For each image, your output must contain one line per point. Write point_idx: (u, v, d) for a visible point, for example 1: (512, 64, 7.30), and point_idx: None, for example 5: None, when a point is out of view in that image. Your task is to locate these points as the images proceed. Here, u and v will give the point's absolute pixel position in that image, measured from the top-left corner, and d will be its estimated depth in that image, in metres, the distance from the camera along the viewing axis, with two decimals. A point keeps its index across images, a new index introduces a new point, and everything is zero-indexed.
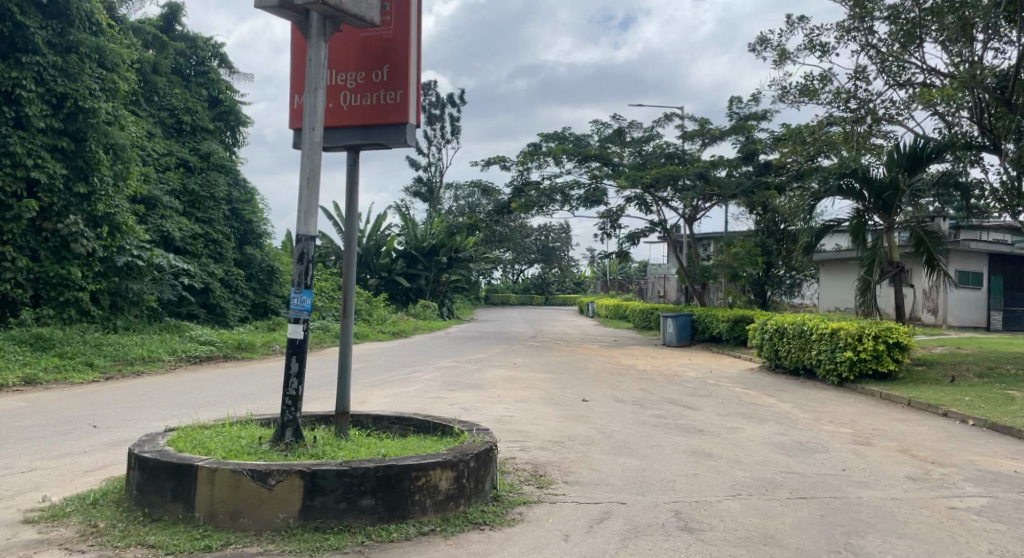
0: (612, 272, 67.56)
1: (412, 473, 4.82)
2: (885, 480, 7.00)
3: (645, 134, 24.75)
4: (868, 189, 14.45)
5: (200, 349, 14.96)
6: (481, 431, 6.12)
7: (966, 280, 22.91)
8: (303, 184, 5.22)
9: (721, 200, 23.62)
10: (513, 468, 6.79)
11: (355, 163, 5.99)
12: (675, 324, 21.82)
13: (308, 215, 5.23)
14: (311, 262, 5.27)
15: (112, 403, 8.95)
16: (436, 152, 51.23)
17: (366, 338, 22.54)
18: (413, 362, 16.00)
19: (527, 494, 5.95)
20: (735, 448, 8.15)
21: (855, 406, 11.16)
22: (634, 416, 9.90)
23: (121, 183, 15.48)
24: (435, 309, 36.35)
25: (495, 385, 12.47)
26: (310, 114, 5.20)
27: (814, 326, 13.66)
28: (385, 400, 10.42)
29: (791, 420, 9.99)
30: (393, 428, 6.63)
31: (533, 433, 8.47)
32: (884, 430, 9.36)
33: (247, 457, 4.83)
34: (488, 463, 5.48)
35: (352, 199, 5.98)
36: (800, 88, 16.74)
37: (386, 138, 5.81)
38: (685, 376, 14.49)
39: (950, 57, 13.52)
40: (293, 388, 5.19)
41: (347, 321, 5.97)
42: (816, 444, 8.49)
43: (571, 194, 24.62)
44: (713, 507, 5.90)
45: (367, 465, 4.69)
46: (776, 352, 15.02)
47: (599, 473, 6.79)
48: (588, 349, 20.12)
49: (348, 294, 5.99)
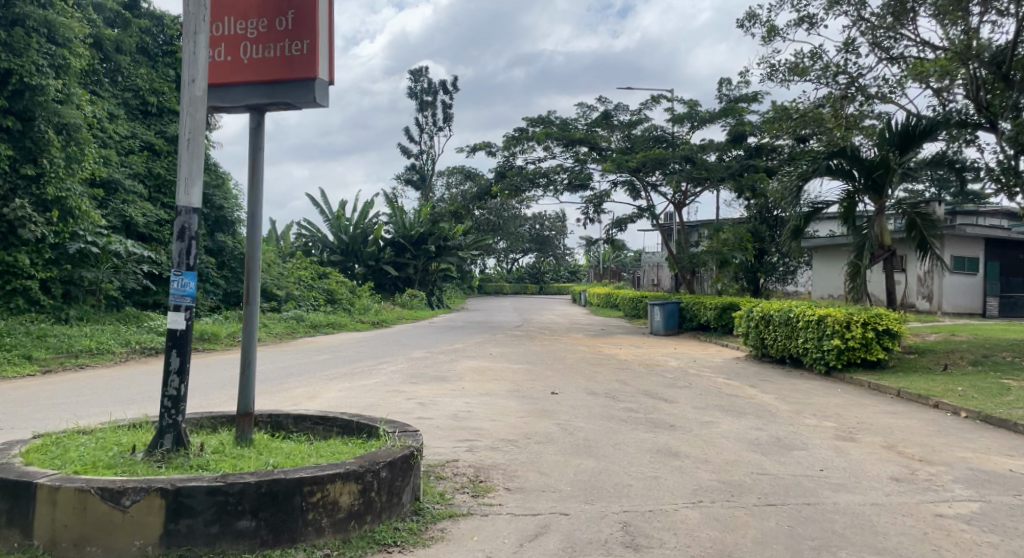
0: (606, 260, 66.96)
1: (305, 489, 4.15)
2: (868, 482, 6.29)
3: (633, 117, 23.89)
4: (857, 168, 13.53)
5: (157, 339, 14.43)
6: (407, 433, 5.41)
7: (962, 267, 22.21)
8: (184, 147, 4.53)
9: (711, 184, 22.86)
10: (451, 473, 6.08)
11: (259, 126, 5.29)
12: (663, 312, 21.06)
13: (189, 184, 4.54)
14: (194, 240, 4.60)
15: (35, 399, 8.33)
16: (428, 139, 50.24)
17: (342, 328, 21.84)
18: (384, 353, 15.31)
19: (457, 506, 5.23)
20: (706, 446, 7.44)
21: (841, 397, 10.47)
22: (602, 410, 9.19)
23: (74, 165, 15.01)
24: (423, 298, 35.63)
25: (462, 377, 11.77)
26: (190, 64, 4.53)
27: (801, 313, 12.92)
28: (337, 395, 9.75)
29: (770, 413, 9.28)
30: (316, 428, 5.93)
31: (487, 431, 7.76)
32: (869, 424, 8.67)
33: (106, 470, 4.19)
34: (407, 473, 4.80)
35: (256, 169, 5.29)
36: (789, 65, 15.96)
37: (292, 97, 5.12)
38: (666, 366, 13.77)
39: (944, 32, 12.77)
40: (174, 387, 4.54)
41: (251, 311, 5.27)
42: (795, 440, 7.78)
43: (558, 177, 23.86)
44: (668, 517, 5.20)
45: (246, 481, 4.02)
46: (762, 341, 14.33)
47: (548, 477, 6.07)
48: (571, 339, 19.42)
49: (252, 282, 5.29)
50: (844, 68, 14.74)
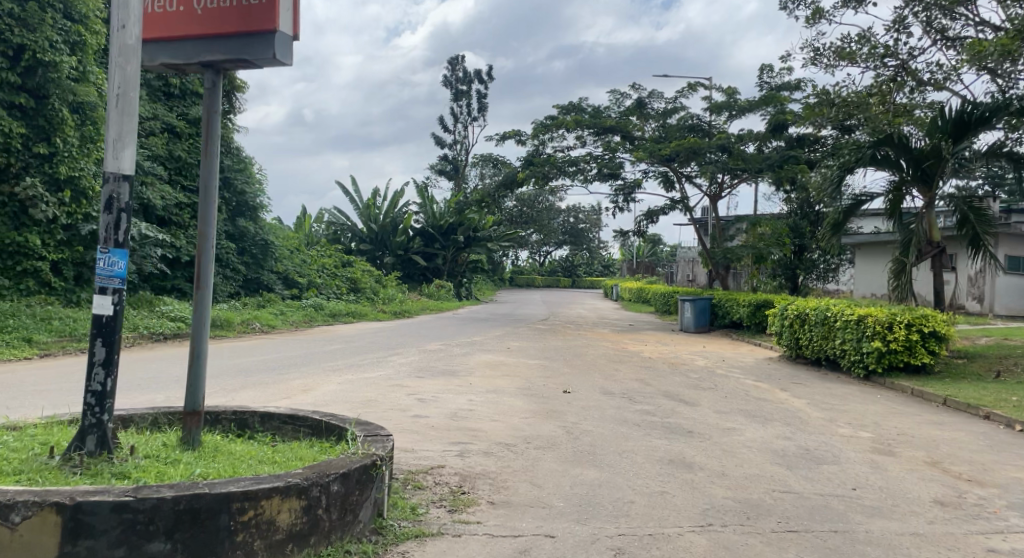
0: (640, 255, 66.05)
1: (234, 505, 3.54)
2: (907, 505, 5.50)
3: (668, 106, 22.95)
4: (905, 158, 12.52)
5: (166, 325, 14.33)
6: (376, 438, 4.79)
7: (1017, 267, 20.91)
8: (113, 103, 3.93)
9: (749, 176, 21.85)
10: (432, 482, 5.42)
11: (215, 86, 4.69)
12: (694, 308, 20.19)
13: (119, 146, 3.94)
14: (124, 211, 3.99)
15: (17, 386, 8.04)
16: (461, 128, 49.48)
17: (362, 317, 21.42)
18: (398, 344, 14.82)
19: (428, 523, 4.58)
20: (724, 457, 6.70)
21: (881, 404, 9.59)
22: (615, 412, 8.46)
23: (90, 146, 14.67)
24: (451, 289, 35.13)
25: (472, 372, 11.15)
26: (120, 6, 3.92)
27: (839, 313, 12.02)
28: (333, 389, 9.22)
29: (800, 421, 8.47)
30: (283, 429, 5.35)
31: (484, 433, 7.09)
32: (911, 436, 7.80)
33: (7, 480, 3.64)
34: (366, 485, 4.18)
35: (209, 134, 4.68)
36: (835, 49, 14.99)
37: (249, 53, 4.50)
38: (692, 365, 12.97)
39: (1006, 9, 11.71)
40: (99, 381, 3.97)
41: (202, 296, 4.70)
42: (825, 453, 6.98)
43: (587, 166, 23.10)
44: (669, 544, 4.50)
45: (161, 496, 3.41)
46: (796, 341, 13.45)
47: (540, 490, 5.39)
48: (595, 334, 18.66)
49: (203, 263, 4.70)
50: (893, 50, 13.74)
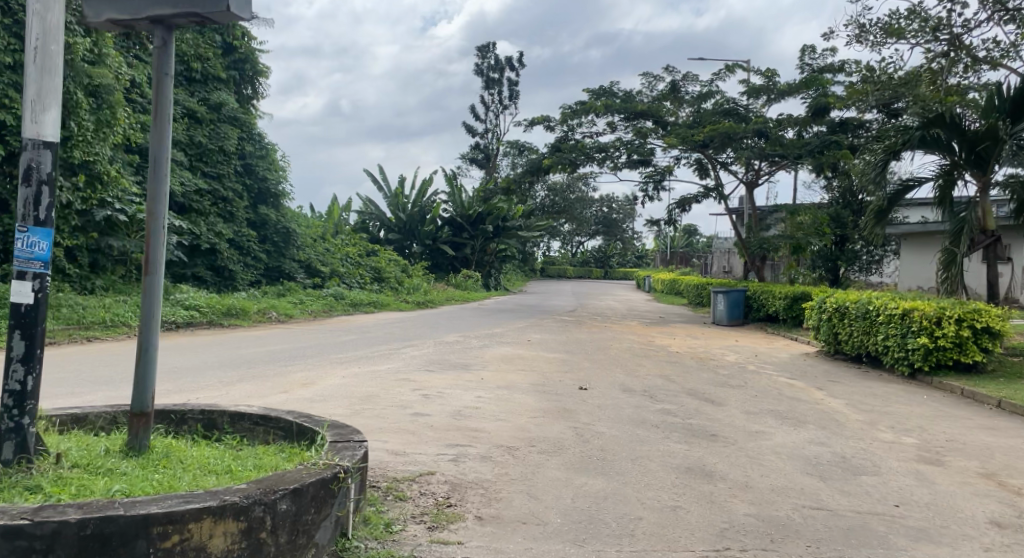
0: (674, 245, 64.95)
1: (154, 530, 3.01)
2: (959, 527, 4.80)
3: (703, 90, 22.05)
4: (958, 141, 11.55)
5: (179, 313, 14.02)
6: (349, 446, 4.24)
7: None
8: (32, 58, 3.42)
9: (787, 163, 20.90)
10: (418, 492, 4.86)
11: (165, 46, 4.16)
12: (727, 300, 19.39)
13: (37, 109, 3.42)
14: (44, 184, 3.47)
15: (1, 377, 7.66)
16: (493, 117, 48.69)
17: (384, 307, 20.99)
18: (415, 335, 14.29)
19: (404, 543, 4.01)
20: (749, 465, 6.04)
21: (927, 406, 8.81)
22: (634, 412, 7.82)
23: (105, 129, 14.20)
24: (479, 280, 34.63)
25: (486, 365, 10.58)
26: None
27: (882, 306, 11.20)
28: (334, 383, 8.71)
29: (837, 423, 7.75)
30: (254, 432, 4.84)
31: (485, 434, 6.51)
32: (962, 443, 7.03)
33: None
34: (325, 502, 3.63)
35: (160, 99, 4.15)
36: (883, 26, 14.04)
37: (201, 5, 3.95)
38: (722, 361, 12.24)
39: None
40: (18, 380, 3.47)
41: (151, 285, 4.16)
42: (865, 462, 6.27)
43: (616, 153, 22.34)
44: None
45: (64, 518, 2.92)
46: (834, 335, 12.64)
47: (536, 503, 4.79)
48: (622, 326, 17.95)
49: (153, 248, 4.16)
50: (946, 23, 12.76)
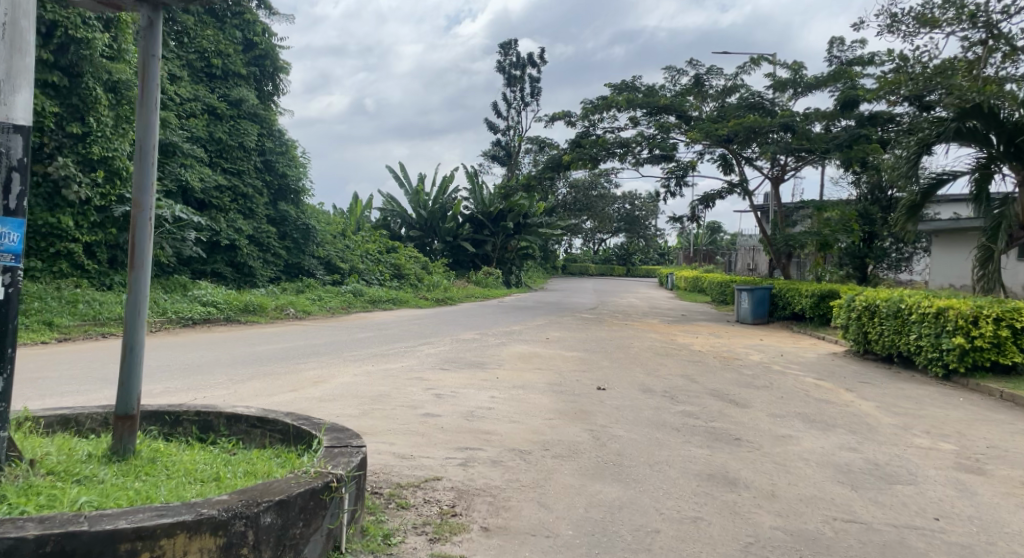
0: (698, 243, 64.20)
1: (122, 546, 2.78)
2: (1006, 543, 4.44)
3: (728, 84, 21.61)
4: (996, 132, 11.05)
5: (196, 309, 13.88)
6: (346, 452, 3.96)
7: None
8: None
9: (814, 157, 20.39)
10: (422, 499, 4.59)
11: (151, 25, 3.94)
12: (751, 298, 18.95)
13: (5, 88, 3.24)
14: (15, 169, 3.27)
15: None
16: (515, 114, 48.34)
17: (403, 304, 20.78)
18: (432, 332, 14.03)
19: None
20: (776, 471, 5.70)
21: (964, 409, 8.38)
22: (653, 414, 7.50)
23: (124, 126, 14.17)
24: (500, 277, 34.35)
25: (502, 364, 10.29)
26: None
27: (915, 304, 10.75)
28: (344, 382, 8.46)
29: (869, 427, 7.38)
30: (250, 435, 4.60)
31: (497, 437, 6.23)
32: (1004, 450, 6.63)
33: None
34: (316, 513, 3.36)
35: (146, 82, 3.92)
36: (916, 15, 13.57)
37: None
38: (747, 361, 11.85)
39: None
40: None
41: (137, 279, 3.91)
42: (899, 469, 5.91)
43: (638, 148, 21.96)
44: None
45: (23, 533, 2.70)
46: (864, 334, 12.19)
47: (547, 513, 4.50)
48: (644, 325, 17.58)
49: (139, 239, 3.93)
50: (983, 10, 12.25)
